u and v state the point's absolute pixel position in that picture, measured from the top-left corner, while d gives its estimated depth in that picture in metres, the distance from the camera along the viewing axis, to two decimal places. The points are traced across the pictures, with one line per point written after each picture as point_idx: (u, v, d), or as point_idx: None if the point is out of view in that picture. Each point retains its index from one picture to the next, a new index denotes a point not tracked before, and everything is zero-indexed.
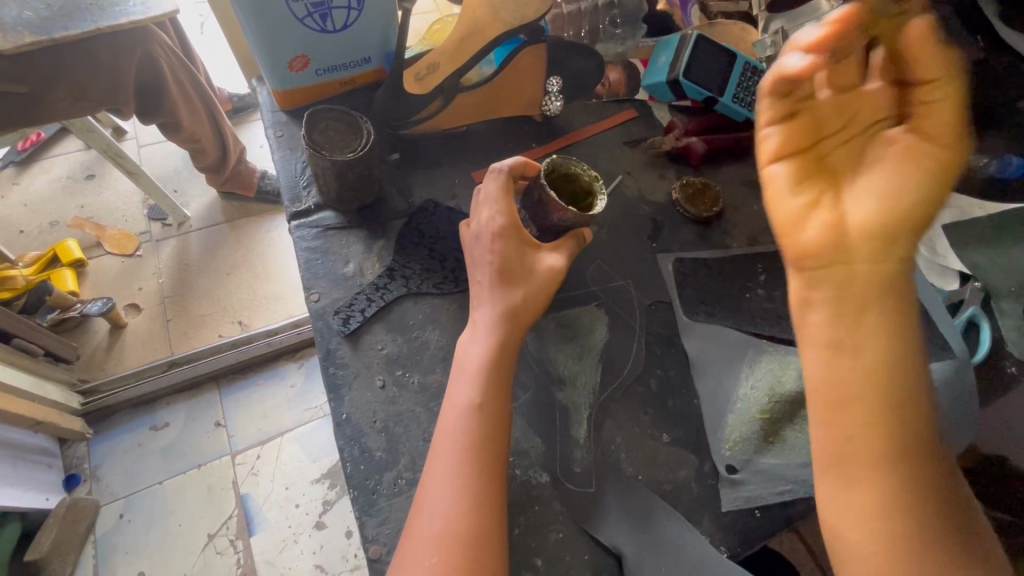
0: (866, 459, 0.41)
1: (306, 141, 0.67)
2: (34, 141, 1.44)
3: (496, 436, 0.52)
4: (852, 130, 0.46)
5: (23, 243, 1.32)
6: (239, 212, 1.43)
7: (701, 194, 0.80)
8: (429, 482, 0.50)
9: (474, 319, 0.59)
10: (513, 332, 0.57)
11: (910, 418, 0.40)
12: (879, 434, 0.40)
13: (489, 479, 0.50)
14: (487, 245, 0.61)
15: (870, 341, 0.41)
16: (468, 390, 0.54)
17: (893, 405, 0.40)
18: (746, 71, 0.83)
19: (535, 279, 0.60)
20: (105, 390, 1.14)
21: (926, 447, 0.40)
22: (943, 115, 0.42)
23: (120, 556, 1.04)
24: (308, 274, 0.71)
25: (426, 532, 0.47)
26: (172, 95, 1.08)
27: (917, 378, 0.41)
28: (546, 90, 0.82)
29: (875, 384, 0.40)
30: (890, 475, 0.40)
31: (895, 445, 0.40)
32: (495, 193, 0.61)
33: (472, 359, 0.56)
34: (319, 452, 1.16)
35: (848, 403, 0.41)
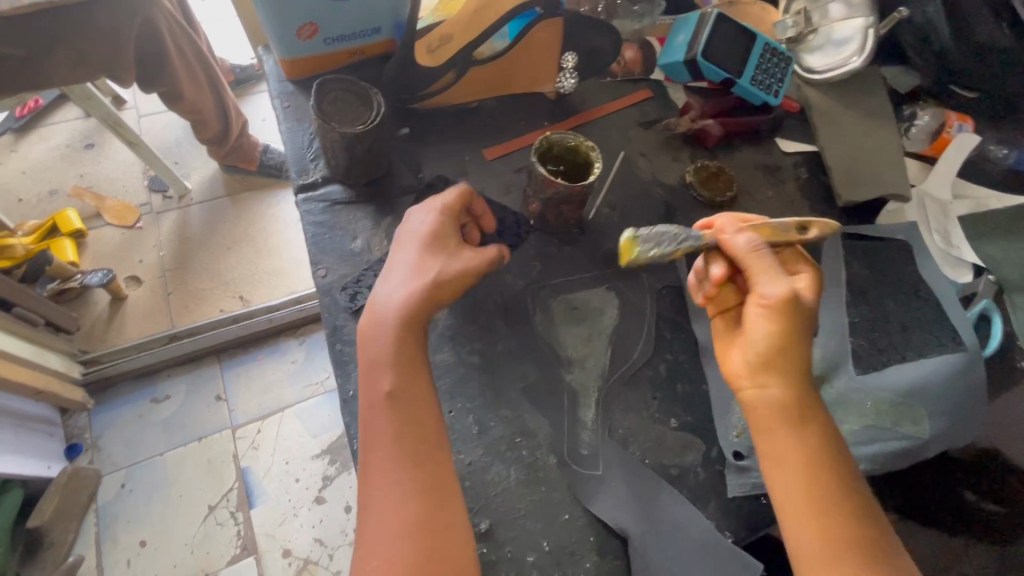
0: (819, 554, 0.45)
1: (315, 111, 0.65)
2: (31, 107, 1.40)
3: (423, 420, 0.50)
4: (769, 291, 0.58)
5: (22, 211, 1.31)
6: (240, 185, 1.41)
7: (716, 177, 0.80)
8: (370, 479, 0.48)
9: (372, 301, 0.54)
10: (418, 313, 0.53)
11: (842, 504, 0.47)
12: (818, 526, 0.46)
13: (416, 466, 0.48)
14: (415, 240, 0.57)
15: (788, 452, 0.48)
16: (383, 377, 0.51)
17: (819, 498, 0.47)
18: (766, 53, 0.81)
19: (444, 263, 0.56)
20: (105, 361, 1.13)
21: (864, 527, 0.46)
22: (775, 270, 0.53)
23: (121, 525, 1.05)
24: (315, 249, 0.69)
25: (379, 529, 0.46)
26: (173, 64, 1.05)
27: (835, 468, 0.48)
28: (560, 66, 0.79)
29: (798, 486, 0.47)
30: (845, 564, 0.45)
31: (836, 534, 0.46)
32: (423, 211, 0.59)
33: (379, 347, 0.52)
34: (319, 428, 1.17)
35: (795, 507, 0.47)
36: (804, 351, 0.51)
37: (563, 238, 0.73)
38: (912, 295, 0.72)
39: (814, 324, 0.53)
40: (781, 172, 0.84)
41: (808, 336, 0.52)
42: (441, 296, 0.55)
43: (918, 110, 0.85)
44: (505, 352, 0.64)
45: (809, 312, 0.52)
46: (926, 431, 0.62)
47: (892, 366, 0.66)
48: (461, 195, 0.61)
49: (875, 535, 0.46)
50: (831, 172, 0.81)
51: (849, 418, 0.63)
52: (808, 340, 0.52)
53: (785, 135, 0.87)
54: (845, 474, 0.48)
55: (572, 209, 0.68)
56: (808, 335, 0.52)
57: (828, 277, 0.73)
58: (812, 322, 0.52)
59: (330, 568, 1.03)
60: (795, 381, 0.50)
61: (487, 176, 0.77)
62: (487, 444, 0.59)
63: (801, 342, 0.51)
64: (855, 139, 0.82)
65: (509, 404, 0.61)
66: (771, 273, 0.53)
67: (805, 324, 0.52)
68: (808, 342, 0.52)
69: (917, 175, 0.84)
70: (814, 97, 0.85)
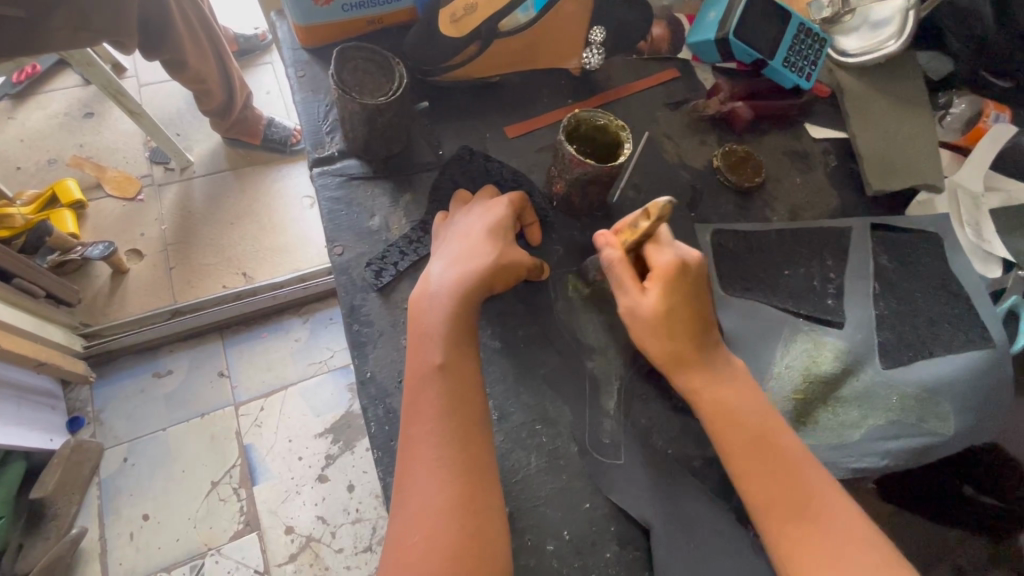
0: (769, 490, 0.47)
1: (334, 81, 0.62)
2: (30, 72, 1.36)
3: (469, 397, 0.49)
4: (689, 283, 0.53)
5: (20, 180, 1.27)
6: (244, 159, 1.38)
7: (744, 162, 0.78)
8: (410, 452, 0.47)
9: (427, 276, 0.55)
10: (471, 290, 0.53)
11: (779, 456, 0.49)
12: (759, 478, 0.48)
13: (459, 442, 0.47)
14: (476, 227, 0.58)
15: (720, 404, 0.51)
16: (433, 351, 0.50)
17: (755, 453, 0.49)
18: (800, 33, 0.78)
19: (499, 247, 0.56)
20: (107, 334, 1.11)
21: (801, 475, 0.48)
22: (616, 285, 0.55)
23: (125, 498, 1.04)
24: (331, 226, 0.67)
25: (417, 505, 0.45)
26: (178, 31, 1.00)
27: (763, 423, 0.50)
28: (588, 41, 0.76)
29: (732, 444, 0.50)
30: (786, 515, 0.46)
31: (781, 486, 0.47)
32: (479, 208, 0.61)
33: (433, 319, 0.52)
34: (322, 407, 1.16)
35: (748, 449, 0.49)
36: (663, 346, 0.53)
37: (585, 221, 0.71)
38: (941, 289, 0.71)
39: (664, 321, 0.52)
40: (810, 159, 0.82)
41: (658, 335, 0.53)
42: (495, 277, 0.55)
43: (954, 97, 0.83)
44: (527, 337, 0.63)
45: (647, 314, 0.53)
46: (950, 427, 0.61)
47: (919, 361, 0.65)
48: (520, 199, 0.62)
49: (815, 484, 0.48)
50: (862, 160, 0.79)
51: (874, 412, 0.62)
52: (664, 336, 0.53)
53: (814, 120, 0.84)
54: (774, 427, 0.50)
55: (598, 191, 0.66)
56: (655, 333, 0.53)
57: (856, 268, 0.71)
58: (653, 320, 0.52)
59: (333, 546, 1.03)
60: (678, 371, 0.53)
61: (508, 155, 0.75)
62: (508, 431, 0.58)
63: (646, 341, 0.53)
64: (888, 126, 0.79)
65: (530, 389, 0.60)
66: (612, 284, 0.55)
67: (646, 324, 0.53)
68: (658, 338, 0.53)
69: (949, 166, 0.81)
70: (846, 82, 0.82)
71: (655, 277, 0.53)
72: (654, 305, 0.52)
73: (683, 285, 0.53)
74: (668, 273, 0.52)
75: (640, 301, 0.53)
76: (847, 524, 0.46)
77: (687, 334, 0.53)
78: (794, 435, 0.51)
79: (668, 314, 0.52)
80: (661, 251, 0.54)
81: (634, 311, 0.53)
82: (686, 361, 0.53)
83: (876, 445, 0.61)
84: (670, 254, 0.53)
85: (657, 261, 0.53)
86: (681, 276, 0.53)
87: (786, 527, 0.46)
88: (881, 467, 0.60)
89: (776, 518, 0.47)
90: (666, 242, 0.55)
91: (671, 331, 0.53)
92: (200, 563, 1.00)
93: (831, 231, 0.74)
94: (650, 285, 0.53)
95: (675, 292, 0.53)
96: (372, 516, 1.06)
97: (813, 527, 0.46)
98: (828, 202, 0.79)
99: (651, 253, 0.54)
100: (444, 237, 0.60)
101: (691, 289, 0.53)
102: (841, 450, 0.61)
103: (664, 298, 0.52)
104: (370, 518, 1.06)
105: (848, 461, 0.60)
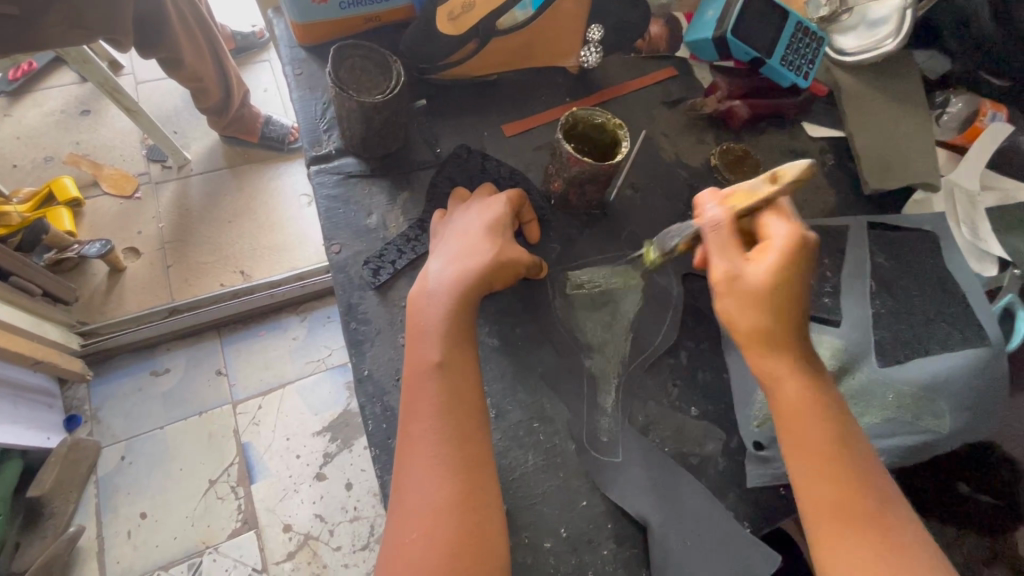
0: (829, 493, 0.45)
1: (331, 78, 0.62)
2: (25, 70, 1.36)
3: (467, 394, 0.49)
4: (805, 263, 0.48)
5: (16, 177, 1.27)
6: (242, 157, 1.37)
7: (740, 162, 0.77)
8: (408, 450, 0.47)
9: (426, 274, 0.55)
10: (469, 288, 0.53)
11: (850, 464, 0.45)
12: (825, 483, 0.45)
13: (457, 440, 0.47)
14: (474, 225, 0.58)
15: (805, 397, 0.47)
16: (431, 349, 0.51)
17: (829, 457, 0.45)
18: (797, 32, 0.78)
19: (498, 244, 0.56)
20: (105, 333, 1.11)
21: (869, 486, 0.45)
22: (716, 249, 0.51)
23: (123, 496, 1.04)
24: (328, 224, 0.67)
25: (415, 503, 0.45)
26: (174, 29, 1.00)
27: (840, 426, 0.47)
28: (586, 39, 0.77)
29: (802, 441, 0.47)
30: (844, 522, 0.44)
31: (843, 490, 0.45)
32: (477, 206, 0.61)
33: (430, 317, 0.52)
34: (320, 405, 1.16)
35: (823, 451, 0.46)
36: (758, 321, 0.48)
37: (583, 219, 0.71)
38: (937, 287, 0.71)
39: (769, 294, 0.47)
40: (807, 158, 0.82)
41: (756, 309, 0.48)
42: (493, 274, 0.55)
43: (951, 97, 0.83)
44: (525, 335, 0.63)
45: (754, 284, 0.48)
46: (945, 426, 0.61)
47: (914, 360, 0.65)
48: (518, 196, 0.62)
49: (884, 496, 0.45)
50: (859, 159, 0.79)
51: (869, 410, 0.62)
52: (766, 311, 0.48)
53: (812, 119, 0.85)
54: (845, 428, 0.47)
55: (596, 189, 0.66)
56: (757, 307, 0.48)
57: (853, 267, 0.71)
58: (757, 291, 0.48)
59: (331, 544, 1.03)
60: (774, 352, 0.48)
61: (506, 153, 0.75)
62: (505, 429, 0.58)
63: (738, 314, 0.49)
64: (886, 125, 0.80)
65: (528, 387, 0.60)
66: (710, 249, 0.51)
67: (747, 295, 0.48)
68: (758, 311, 0.48)
69: (946, 165, 0.82)
70: (844, 81, 0.82)
71: (770, 247, 0.48)
72: (762, 275, 0.48)
73: (799, 263, 0.48)
74: (786, 245, 0.48)
75: (747, 269, 0.48)
76: (916, 541, 0.43)
77: (791, 314, 0.48)
78: (866, 442, 0.47)
79: (775, 289, 0.47)
80: (781, 224, 0.49)
81: (736, 277, 0.49)
82: (780, 344, 0.48)
83: (871, 443, 0.61)
84: (788, 226, 0.49)
85: (776, 233, 0.49)
86: (800, 252, 0.48)
87: (848, 537, 0.43)
88: None
89: (838, 527, 0.44)
90: (786, 214, 0.50)
91: (775, 307, 0.47)
92: (198, 562, 1.00)
93: (828, 229, 0.74)
94: (760, 255, 0.49)
95: (789, 268, 0.47)
96: (370, 514, 1.06)
97: (879, 540, 0.43)
98: (826, 200, 0.79)
99: (766, 224, 0.50)
100: (443, 235, 0.60)
101: (806, 269, 0.48)
102: None
103: (773, 273, 0.47)
104: (368, 516, 1.06)
105: None
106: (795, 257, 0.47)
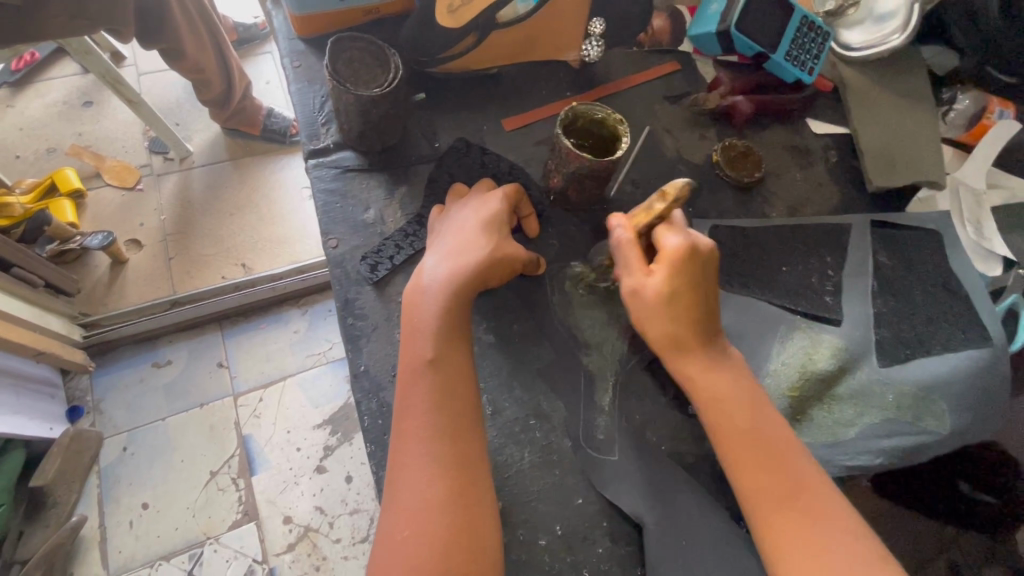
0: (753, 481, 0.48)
1: (329, 71, 0.62)
2: (28, 60, 1.35)
3: (461, 391, 0.49)
4: (700, 274, 0.53)
5: (19, 169, 1.27)
6: (243, 149, 1.37)
7: (744, 157, 0.77)
8: (401, 447, 0.47)
9: (422, 270, 0.55)
10: (464, 284, 0.53)
11: (769, 450, 0.49)
12: (748, 471, 0.48)
13: (451, 437, 0.47)
14: (470, 221, 0.58)
15: (722, 391, 0.52)
16: (426, 344, 0.50)
17: (750, 446, 0.49)
18: (803, 26, 0.77)
19: (494, 241, 0.56)
20: (106, 324, 1.11)
21: (787, 469, 0.48)
22: (627, 267, 0.55)
23: (124, 487, 1.04)
24: (326, 218, 0.67)
25: (408, 500, 0.44)
26: (176, 21, 0.99)
27: (756, 416, 0.51)
28: (588, 32, 0.76)
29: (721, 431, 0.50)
30: (773, 503, 0.47)
31: (767, 475, 0.48)
32: (475, 202, 0.60)
33: (425, 313, 0.52)
34: (321, 399, 1.16)
35: (742, 438, 0.49)
36: (665, 329, 0.53)
37: (582, 214, 0.70)
38: (941, 286, 0.70)
39: (669, 303, 0.53)
40: (810, 154, 0.81)
41: (660, 317, 0.53)
42: (489, 270, 0.55)
43: (958, 94, 0.82)
44: (522, 332, 0.62)
45: (652, 296, 0.53)
46: (945, 426, 0.61)
47: (914, 360, 0.64)
48: (515, 191, 0.61)
49: (804, 474, 0.48)
50: (863, 155, 0.78)
51: (870, 410, 0.61)
52: (667, 318, 0.53)
53: (817, 116, 0.83)
54: (761, 415, 0.51)
55: (595, 185, 0.65)
56: (658, 316, 0.53)
57: (855, 266, 0.71)
58: (658, 302, 0.53)
59: (330, 536, 1.03)
60: (683, 352, 0.53)
61: (506, 147, 0.74)
62: (501, 426, 0.58)
63: (647, 323, 0.54)
64: (892, 121, 0.78)
65: (524, 383, 0.60)
66: (618, 264, 0.56)
67: (649, 307, 0.53)
68: (661, 321, 0.53)
69: (951, 163, 0.80)
70: (850, 77, 0.81)
71: (662, 259, 0.53)
72: (658, 287, 0.53)
73: (691, 269, 0.53)
74: (676, 255, 0.53)
75: (646, 282, 0.53)
76: (841, 519, 0.46)
77: (698, 316, 0.53)
78: (785, 427, 0.51)
79: (675, 297, 0.53)
80: (672, 239, 0.54)
81: (638, 291, 0.54)
82: (688, 346, 0.53)
83: (871, 443, 0.60)
84: (679, 237, 0.54)
85: (667, 248, 0.54)
86: (690, 260, 0.53)
87: (774, 520, 0.46)
88: (874, 465, 0.59)
89: (764, 509, 0.47)
90: (679, 227, 0.55)
91: (675, 314, 0.53)
92: (199, 552, 1.00)
93: (830, 227, 0.74)
94: (658, 267, 0.53)
95: (681, 275, 0.53)
96: (370, 507, 1.06)
97: (797, 520, 0.46)
98: (829, 197, 0.78)
99: (661, 235, 0.55)
100: (439, 231, 0.60)
101: (701, 275, 0.53)
102: (835, 448, 0.60)
103: (668, 283, 0.52)
104: (367, 508, 1.06)
105: (840, 458, 0.60)
106: (689, 267, 0.53)
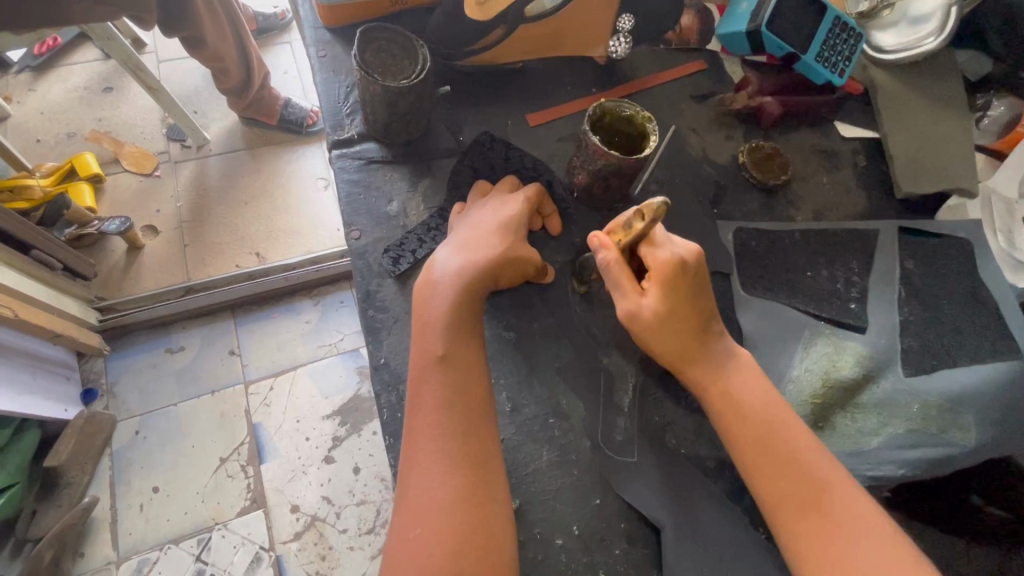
0: (775, 478, 0.47)
1: (357, 61, 0.61)
2: (50, 45, 1.36)
3: (473, 389, 0.49)
4: (689, 286, 0.53)
5: (39, 152, 1.28)
6: (261, 139, 1.37)
7: (770, 159, 0.76)
8: (413, 443, 0.47)
9: (432, 263, 0.55)
10: (474, 281, 0.53)
11: (790, 448, 0.48)
12: (771, 467, 0.48)
13: (462, 435, 0.47)
14: (488, 220, 0.58)
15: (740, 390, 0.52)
16: (434, 341, 0.50)
17: (772, 443, 0.49)
18: (836, 27, 0.75)
19: (508, 241, 0.56)
20: (122, 308, 1.12)
21: (810, 466, 0.48)
22: (619, 290, 0.54)
23: (136, 471, 1.05)
24: (348, 209, 0.67)
25: (423, 496, 0.44)
26: (196, 9, 0.99)
27: (776, 413, 0.50)
28: (615, 29, 0.75)
29: (739, 429, 0.50)
30: (797, 501, 0.46)
31: (789, 471, 0.47)
32: (494, 202, 0.60)
33: (435, 309, 0.51)
34: (331, 389, 1.16)
35: (762, 435, 0.49)
36: (666, 338, 0.53)
37: (606, 214, 0.70)
38: (969, 298, 0.69)
39: (666, 316, 0.53)
40: (837, 157, 0.80)
41: (660, 329, 0.53)
42: (501, 268, 0.55)
43: (993, 99, 0.81)
44: (541, 331, 0.62)
45: (648, 316, 0.53)
46: (971, 438, 0.59)
47: (940, 371, 0.63)
48: (537, 193, 0.62)
49: (817, 470, 0.47)
50: (893, 162, 0.76)
51: (894, 421, 0.60)
52: (665, 329, 0.53)
53: (844, 119, 0.82)
54: (783, 413, 0.50)
55: (621, 184, 0.64)
56: (659, 325, 0.53)
57: (882, 272, 0.69)
58: (655, 316, 0.53)
59: (337, 526, 1.03)
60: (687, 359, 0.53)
61: (529, 144, 0.74)
62: (520, 423, 0.57)
63: (648, 336, 0.54)
64: (923, 126, 0.77)
65: (544, 382, 0.59)
66: (609, 286, 0.55)
67: (646, 321, 0.53)
68: (663, 333, 0.53)
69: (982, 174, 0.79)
70: (880, 78, 0.79)
71: (653, 279, 0.53)
72: (654, 307, 0.53)
73: (683, 282, 0.53)
74: (666, 273, 0.52)
75: (641, 304, 0.53)
76: (868, 515, 0.45)
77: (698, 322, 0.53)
78: (795, 422, 0.50)
79: (670, 312, 0.53)
80: (656, 260, 0.53)
81: (634, 315, 0.53)
82: (688, 350, 0.53)
83: (896, 454, 0.59)
84: (667, 253, 0.53)
85: (654, 271, 0.53)
86: (680, 274, 0.53)
87: (788, 516, 0.46)
88: (898, 476, 0.58)
89: (777, 504, 0.47)
90: (661, 240, 0.54)
91: (674, 324, 0.53)
92: (207, 537, 1.01)
93: (856, 233, 0.72)
94: (650, 287, 0.53)
95: (672, 286, 0.53)
96: (377, 499, 1.06)
97: (822, 517, 0.45)
98: (856, 203, 0.77)
99: (647, 253, 0.54)
100: (456, 227, 0.60)
101: (692, 283, 0.53)
102: (859, 458, 0.59)
103: (662, 300, 0.53)
104: (374, 500, 1.06)
105: (864, 468, 0.58)
106: (677, 285, 0.53)
